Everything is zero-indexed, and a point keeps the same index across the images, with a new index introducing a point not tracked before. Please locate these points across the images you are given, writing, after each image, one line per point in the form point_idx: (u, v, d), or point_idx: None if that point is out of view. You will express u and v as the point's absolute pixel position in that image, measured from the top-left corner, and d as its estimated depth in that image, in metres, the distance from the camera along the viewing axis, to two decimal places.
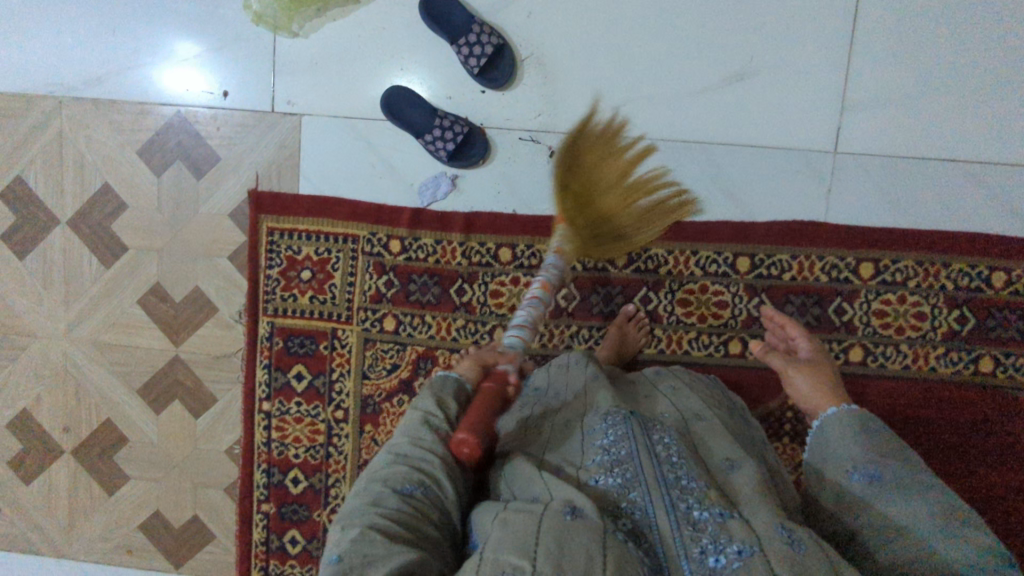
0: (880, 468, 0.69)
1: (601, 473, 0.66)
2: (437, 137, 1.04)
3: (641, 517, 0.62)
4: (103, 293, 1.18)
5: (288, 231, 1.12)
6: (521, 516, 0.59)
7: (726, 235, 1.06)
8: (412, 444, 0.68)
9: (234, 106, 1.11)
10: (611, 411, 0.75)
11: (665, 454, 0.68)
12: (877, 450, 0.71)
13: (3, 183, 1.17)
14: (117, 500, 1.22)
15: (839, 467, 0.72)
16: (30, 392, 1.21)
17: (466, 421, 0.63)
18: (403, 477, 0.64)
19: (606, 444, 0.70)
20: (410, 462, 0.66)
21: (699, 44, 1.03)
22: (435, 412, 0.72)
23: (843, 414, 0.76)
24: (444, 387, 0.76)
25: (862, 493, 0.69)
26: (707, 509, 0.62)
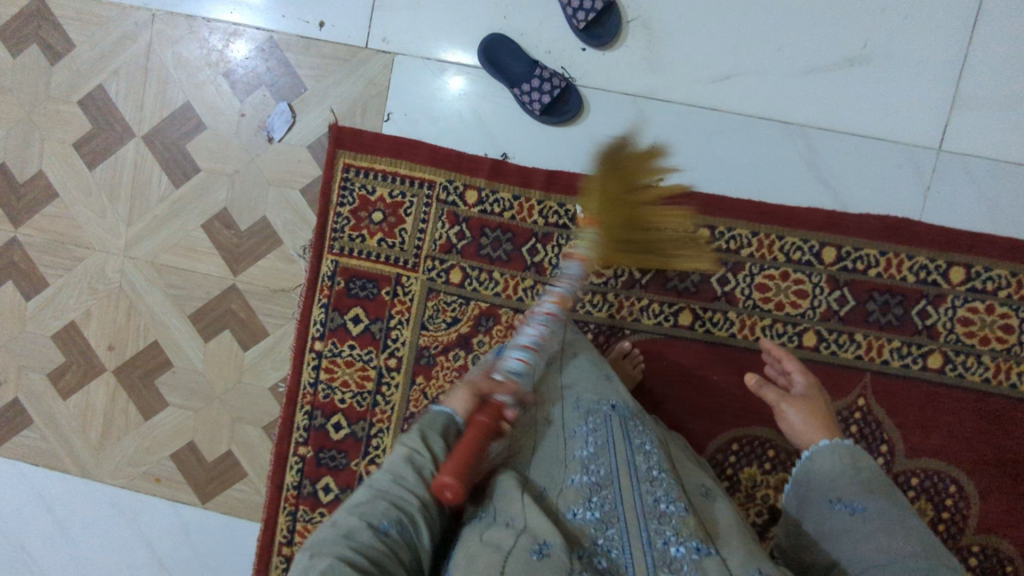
0: (864, 505, 0.70)
1: (579, 505, 0.65)
2: (535, 88, 1.03)
3: (619, 555, 0.60)
4: (169, 213, 1.16)
5: (365, 169, 1.09)
6: (492, 549, 0.60)
7: (816, 222, 1.03)
8: (393, 481, 0.66)
9: (328, 38, 1.11)
10: (593, 410, 0.76)
11: (647, 470, 0.68)
12: (867, 488, 0.71)
13: (82, 90, 1.15)
14: (153, 425, 1.19)
15: (823, 496, 0.73)
16: (82, 306, 1.19)
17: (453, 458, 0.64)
18: (379, 513, 0.62)
19: (586, 462, 0.70)
20: (389, 498, 0.64)
21: (812, 26, 1.02)
22: (420, 451, 0.69)
23: (835, 446, 0.75)
24: (432, 421, 0.74)
25: (843, 525, 0.70)
26: (682, 543, 0.60)
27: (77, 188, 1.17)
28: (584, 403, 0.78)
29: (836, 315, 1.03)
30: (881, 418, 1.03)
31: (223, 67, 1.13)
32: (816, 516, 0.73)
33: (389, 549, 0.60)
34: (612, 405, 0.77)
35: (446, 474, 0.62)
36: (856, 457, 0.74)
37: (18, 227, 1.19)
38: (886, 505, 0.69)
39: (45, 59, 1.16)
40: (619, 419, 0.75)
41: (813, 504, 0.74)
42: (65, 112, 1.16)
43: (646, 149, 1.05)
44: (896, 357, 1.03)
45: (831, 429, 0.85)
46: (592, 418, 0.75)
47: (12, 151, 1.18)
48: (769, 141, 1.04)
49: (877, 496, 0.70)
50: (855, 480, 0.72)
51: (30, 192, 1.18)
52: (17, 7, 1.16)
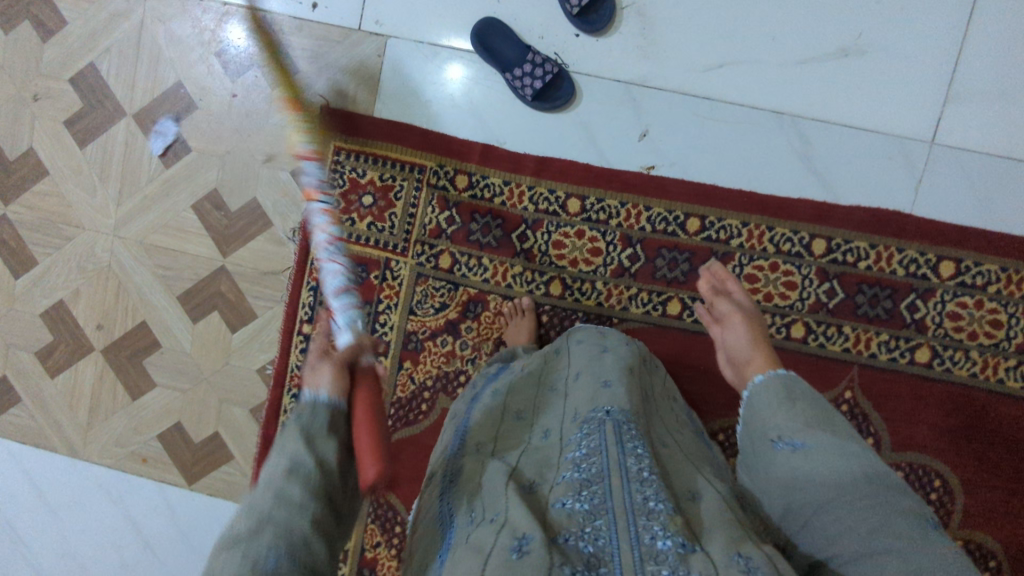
0: (804, 440, 0.67)
1: (569, 496, 0.59)
2: (526, 73, 1.02)
3: (605, 544, 0.55)
4: (159, 193, 1.16)
5: (356, 153, 1.10)
6: (473, 556, 0.55)
7: (806, 214, 1.03)
8: (280, 488, 0.53)
9: (321, 20, 1.10)
10: (588, 418, 0.69)
11: (637, 470, 0.61)
12: (806, 420, 0.69)
13: (73, 68, 1.15)
14: (141, 405, 1.19)
15: (766, 437, 0.70)
16: (71, 285, 1.19)
17: (370, 446, 0.57)
18: (265, 547, 0.50)
19: (577, 459, 0.64)
20: (285, 512, 0.52)
21: (806, 15, 1.02)
22: (303, 457, 0.55)
23: (770, 381, 0.74)
24: (312, 417, 0.58)
25: (786, 464, 0.66)
26: (669, 537, 0.54)
27: (67, 167, 1.17)
28: (581, 412, 0.71)
29: (824, 307, 1.03)
30: (867, 411, 1.03)
31: (215, 47, 1.12)
32: (764, 463, 0.70)
33: None
34: (608, 410, 0.69)
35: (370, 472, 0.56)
36: (791, 388, 0.73)
37: (8, 205, 1.18)
38: (826, 435, 0.66)
39: (36, 36, 1.15)
40: (614, 422, 0.67)
41: (759, 447, 0.71)
42: (56, 89, 1.16)
43: (638, 136, 1.05)
44: (884, 350, 1.03)
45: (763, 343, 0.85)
46: (587, 424, 0.68)
47: (2, 129, 1.17)
48: (762, 130, 1.03)
49: (817, 427, 0.67)
50: (795, 418, 0.69)
51: (20, 170, 1.17)
52: None
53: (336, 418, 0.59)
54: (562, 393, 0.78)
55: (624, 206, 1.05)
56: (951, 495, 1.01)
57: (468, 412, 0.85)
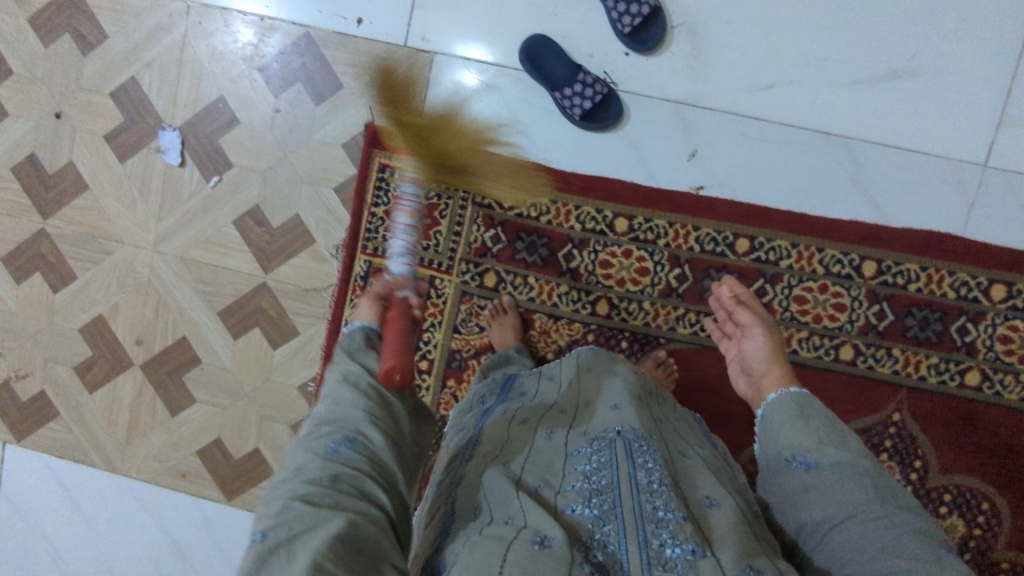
0: (818, 460, 0.66)
1: (579, 502, 0.59)
2: (576, 93, 1.01)
3: (614, 550, 0.54)
4: (200, 208, 1.15)
5: (401, 170, 1.09)
6: (485, 550, 0.54)
7: (858, 235, 1.02)
8: (334, 402, 0.65)
9: (367, 36, 1.09)
10: (598, 434, 0.69)
11: (647, 483, 0.60)
12: (820, 438, 0.67)
13: (114, 81, 1.14)
14: (180, 421, 1.19)
15: (780, 454, 0.69)
16: (109, 299, 1.18)
17: (388, 349, 0.71)
18: (325, 438, 0.60)
19: (587, 471, 0.63)
20: (337, 420, 0.63)
21: (859, 37, 1.01)
22: (353, 365, 0.69)
23: (785, 398, 0.73)
24: (353, 339, 0.74)
25: (799, 484, 0.66)
26: (679, 544, 0.54)
27: (107, 182, 1.16)
28: (588, 428, 0.71)
29: (873, 329, 1.03)
30: (915, 433, 1.02)
31: (257, 61, 1.11)
32: (778, 481, 0.69)
33: (340, 464, 0.58)
34: (619, 431, 0.68)
35: (390, 362, 0.69)
36: (805, 406, 0.72)
37: (47, 218, 1.17)
38: (840, 453, 0.65)
39: (77, 49, 1.14)
40: (625, 438, 0.66)
41: (772, 463, 0.70)
42: (96, 103, 1.15)
43: (687, 156, 1.04)
44: (933, 372, 1.03)
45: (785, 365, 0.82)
46: (596, 441, 0.67)
47: (41, 142, 1.16)
48: (813, 151, 1.02)
49: (833, 446, 0.66)
50: (809, 434, 0.68)
51: (60, 184, 1.17)
52: None
53: (370, 339, 0.75)
54: (570, 409, 0.77)
55: (673, 228, 1.05)
56: (998, 518, 1.01)
57: (477, 426, 0.81)
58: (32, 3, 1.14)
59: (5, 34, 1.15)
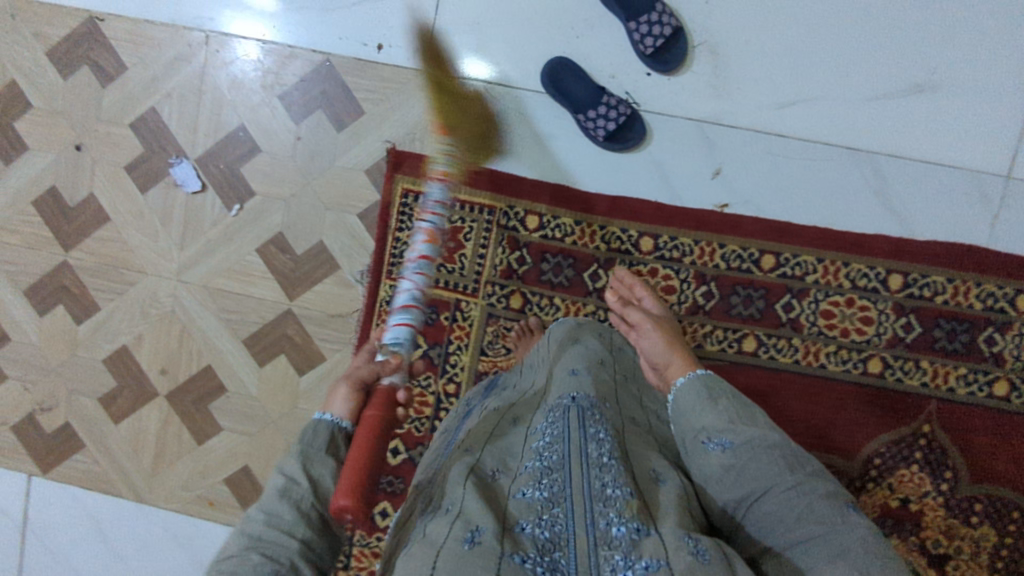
0: (731, 438, 0.67)
1: (529, 486, 0.58)
2: (600, 115, 1.02)
3: (562, 530, 0.54)
4: (223, 237, 1.15)
5: (425, 195, 1.09)
6: (427, 546, 0.54)
7: (883, 249, 1.02)
8: (266, 525, 0.62)
9: (387, 61, 1.09)
10: (555, 406, 0.69)
11: (597, 455, 0.60)
12: (731, 417, 0.70)
13: (135, 112, 1.14)
14: (207, 449, 1.18)
15: (696, 436, 0.71)
16: (133, 330, 1.18)
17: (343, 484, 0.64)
18: (251, 566, 0.58)
19: (541, 450, 0.63)
20: (259, 548, 0.60)
21: (880, 53, 1.02)
22: (297, 483, 0.65)
23: (695, 381, 0.76)
24: (314, 438, 0.71)
25: (717, 464, 0.66)
26: (624, 523, 0.54)
27: (129, 213, 1.16)
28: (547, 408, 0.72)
29: (901, 341, 1.03)
30: (945, 444, 1.03)
31: (277, 89, 1.11)
32: (696, 465, 0.69)
33: None
34: (574, 396, 0.70)
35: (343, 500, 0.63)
36: (713, 389, 0.75)
37: (70, 250, 1.17)
38: (751, 430, 0.68)
39: (96, 81, 1.14)
40: (577, 410, 0.67)
41: (690, 447, 0.71)
42: (117, 134, 1.15)
43: (711, 174, 1.04)
44: (961, 384, 1.03)
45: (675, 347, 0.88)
46: (552, 417, 0.68)
47: (62, 176, 1.16)
48: (836, 167, 1.03)
49: (743, 423, 0.69)
50: (722, 415, 0.70)
51: (82, 216, 1.16)
52: (68, 29, 1.14)
53: (331, 443, 0.72)
54: (540, 396, 0.78)
55: (699, 245, 1.05)
56: None
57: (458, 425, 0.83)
58: (50, 36, 1.14)
59: (24, 67, 1.15)
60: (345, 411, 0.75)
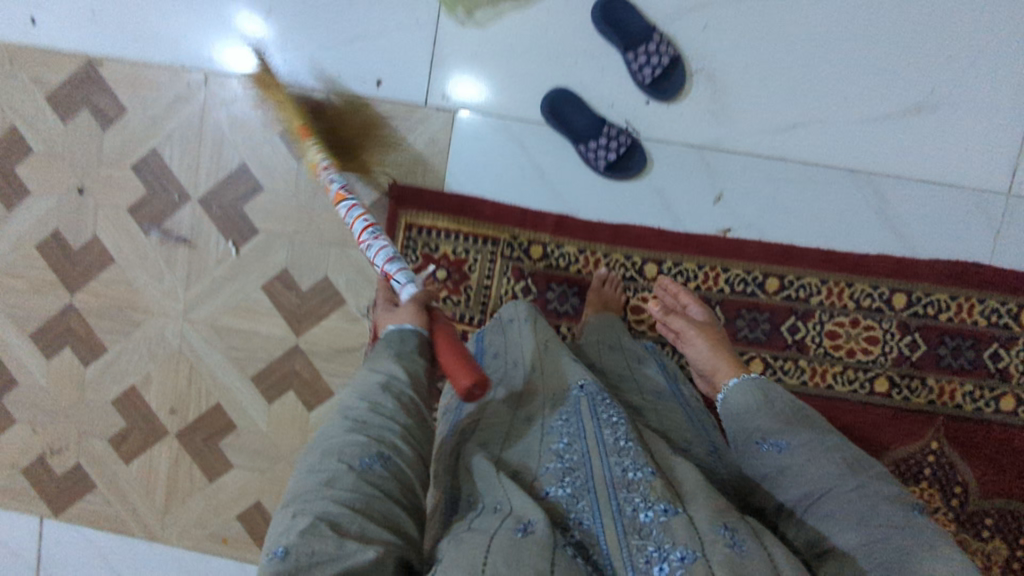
0: (788, 440, 0.68)
1: (554, 483, 0.65)
2: (601, 145, 1.03)
3: (590, 525, 0.60)
4: (228, 275, 1.15)
5: (428, 229, 1.09)
6: (477, 536, 0.59)
7: (886, 269, 1.03)
8: (371, 411, 0.68)
9: (387, 96, 1.10)
10: (564, 401, 0.77)
11: (614, 442, 0.68)
12: (786, 419, 0.70)
13: (136, 153, 1.14)
14: (218, 487, 1.18)
15: (749, 436, 0.71)
16: (141, 370, 1.18)
17: (456, 363, 0.70)
18: (357, 450, 0.63)
19: (561, 450, 0.69)
20: (367, 432, 0.65)
21: (877, 75, 1.02)
22: (398, 375, 0.73)
23: (746, 383, 0.75)
24: (404, 344, 0.76)
25: (772, 466, 0.68)
26: (651, 508, 0.60)
27: (133, 254, 1.16)
28: (554, 393, 0.79)
29: (907, 360, 1.04)
30: (954, 460, 1.03)
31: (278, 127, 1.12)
32: (748, 461, 0.71)
33: (371, 483, 0.61)
34: (581, 385, 0.78)
35: (464, 376, 0.68)
36: (766, 390, 0.74)
37: (75, 293, 1.17)
38: (809, 433, 0.68)
39: (96, 124, 1.14)
40: (588, 400, 0.75)
41: (743, 447, 0.72)
42: (119, 177, 1.15)
43: (713, 200, 1.05)
44: (969, 400, 1.03)
45: (732, 358, 0.87)
46: (564, 408, 0.76)
47: (65, 219, 1.16)
48: (837, 189, 1.03)
49: (800, 426, 0.69)
50: (774, 416, 0.70)
51: (85, 258, 1.17)
52: (66, 73, 1.14)
53: (422, 345, 0.77)
54: (535, 372, 0.84)
55: (704, 271, 1.05)
56: None
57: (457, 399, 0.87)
58: (49, 81, 1.14)
59: (23, 113, 1.16)
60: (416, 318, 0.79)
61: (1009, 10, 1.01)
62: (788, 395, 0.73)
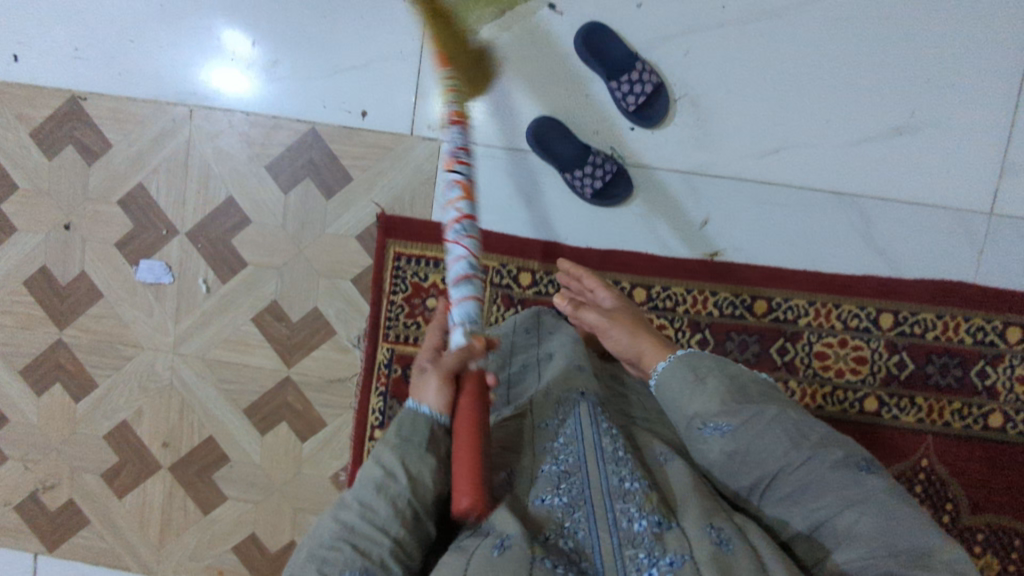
0: (728, 423, 0.67)
1: (548, 492, 0.67)
2: (586, 173, 1.04)
3: (584, 537, 0.62)
4: (218, 307, 1.15)
5: (417, 257, 1.10)
6: (458, 554, 0.61)
7: (871, 290, 1.04)
8: (361, 517, 0.62)
9: (372, 127, 1.10)
10: (563, 400, 0.78)
11: (613, 450, 0.69)
12: (720, 398, 0.68)
13: (123, 188, 1.14)
14: (213, 519, 1.18)
15: (689, 422, 0.70)
16: (132, 405, 1.18)
17: (462, 479, 0.65)
18: (341, 567, 0.58)
19: (557, 453, 0.71)
20: (353, 541, 0.60)
21: (859, 97, 1.03)
22: (394, 478, 0.65)
23: (675, 365, 0.74)
24: (415, 432, 0.71)
25: (719, 450, 0.67)
26: (645, 517, 0.61)
27: (122, 289, 1.16)
28: (555, 393, 0.80)
29: (896, 379, 1.04)
30: (944, 477, 1.04)
31: (265, 159, 1.12)
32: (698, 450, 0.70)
33: None
34: (583, 394, 0.78)
35: (465, 499, 0.64)
36: (696, 366, 0.73)
37: (63, 329, 1.17)
38: (747, 408, 0.67)
39: (82, 160, 1.14)
40: (588, 406, 0.76)
41: (688, 434, 0.71)
42: (106, 212, 1.15)
43: (699, 224, 1.05)
44: (957, 418, 1.04)
45: (650, 340, 0.83)
46: (562, 409, 0.77)
47: (52, 255, 1.16)
48: (822, 211, 1.04)
49: (735, 403, 0.68)
50: (710, 397, 0.69)
51: (73, 294, 1.16)
52: (49, 110, 1.13)
53: (435, 431, 0.72)
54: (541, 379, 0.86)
55: (692, 295, 1.06)
56: None
57: None
58: (33, 118, 1.14)
59: (7, 150, 1.15)
60: (440, 403, 0.73)
61: (987, 33, 1.02)
62: (715, 360, 0.73)
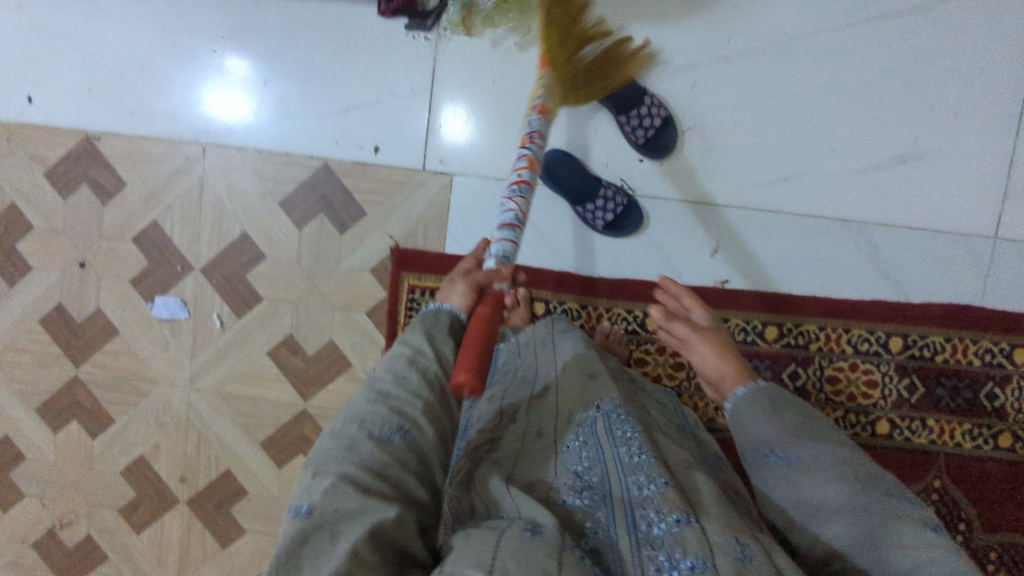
0: (796, 453, 0.68)
1: (570, 494, 0.66)
2: (598, 206, 1.05)
3: (604, 536, 0.62)
4: (233, 342, 1.16)
5: (431, 289, 1.11)
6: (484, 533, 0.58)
7: (880, 314, 1.06)
8: (395, 382, 0.65)
9: (384, 162, 1.11)
10: (582, 421, 0.77)
11: (630, 458, 0.69)
12: (794, 430, 0.70)
13: (137, 226, 1.15)
14: (231, 552, 1.18)
15: (757, 448, 0.71)
16: (149, 440, 1.19)
17: (463, 356, 0.63)
18: (381, 420, 0.60)
19: (579, 469, 0.70)
20: (389, 402, 0.62)
21: (863, 126, 1.05)
22: (423, 352, 0.68)
23: (751, 395, 0.74)
24: (436, 323, 0.73)
25: (777, 476, 0.68)
26: (664, 519, 0.61)
27: (137, 325, 1.17)
28: (570, 407, 0.80)
29: (907, 402, 1.06)
30: (957, 497, 1.05)
31: (278, 194, 1.13)
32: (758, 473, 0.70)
33: (390, 456, 0.58)
34: (598, 407, 0.78)
35: (462, 372, 0.61)
36: (773, 399, 0.73)
37: (79, 366, 1.18)
38: (817, 443, 0.68)
39: (97, 198, 1.15)
40: (603, 417, 0.76)
41: (752, 464, 0.71)
42: (121, 249, 1.16)
43: (710, 252, 1.07)
44: (968, 439, 1.05)
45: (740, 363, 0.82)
46: (580, 428, 0.76)
47: (68, 293, 1.17)
48: (830, 238, 1.06)
49: (809, 439, 0.68)
50: (782, 429, 0.70)
51: (89, 332, 1.17)
52: (64, 149, 1.15)
53: (454, 328, 0.74)
54: (554, 388, 0.85)
55: None
56: None
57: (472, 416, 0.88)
58: (47, 158, 1.15)
59: (22, 190, 1.16)
60: (462, 304, 0.75)
61: (987, 63, 1.04)
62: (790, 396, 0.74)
